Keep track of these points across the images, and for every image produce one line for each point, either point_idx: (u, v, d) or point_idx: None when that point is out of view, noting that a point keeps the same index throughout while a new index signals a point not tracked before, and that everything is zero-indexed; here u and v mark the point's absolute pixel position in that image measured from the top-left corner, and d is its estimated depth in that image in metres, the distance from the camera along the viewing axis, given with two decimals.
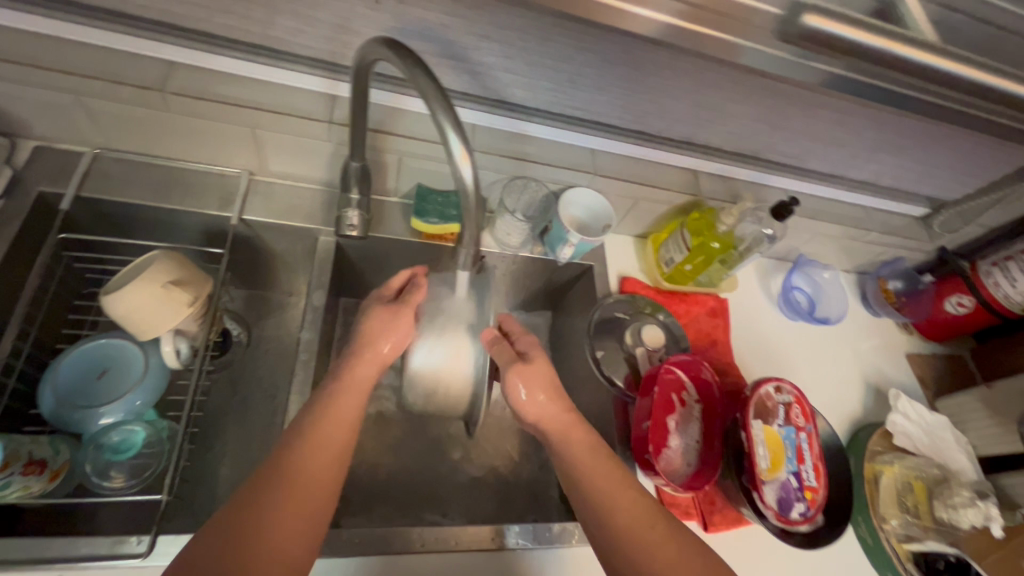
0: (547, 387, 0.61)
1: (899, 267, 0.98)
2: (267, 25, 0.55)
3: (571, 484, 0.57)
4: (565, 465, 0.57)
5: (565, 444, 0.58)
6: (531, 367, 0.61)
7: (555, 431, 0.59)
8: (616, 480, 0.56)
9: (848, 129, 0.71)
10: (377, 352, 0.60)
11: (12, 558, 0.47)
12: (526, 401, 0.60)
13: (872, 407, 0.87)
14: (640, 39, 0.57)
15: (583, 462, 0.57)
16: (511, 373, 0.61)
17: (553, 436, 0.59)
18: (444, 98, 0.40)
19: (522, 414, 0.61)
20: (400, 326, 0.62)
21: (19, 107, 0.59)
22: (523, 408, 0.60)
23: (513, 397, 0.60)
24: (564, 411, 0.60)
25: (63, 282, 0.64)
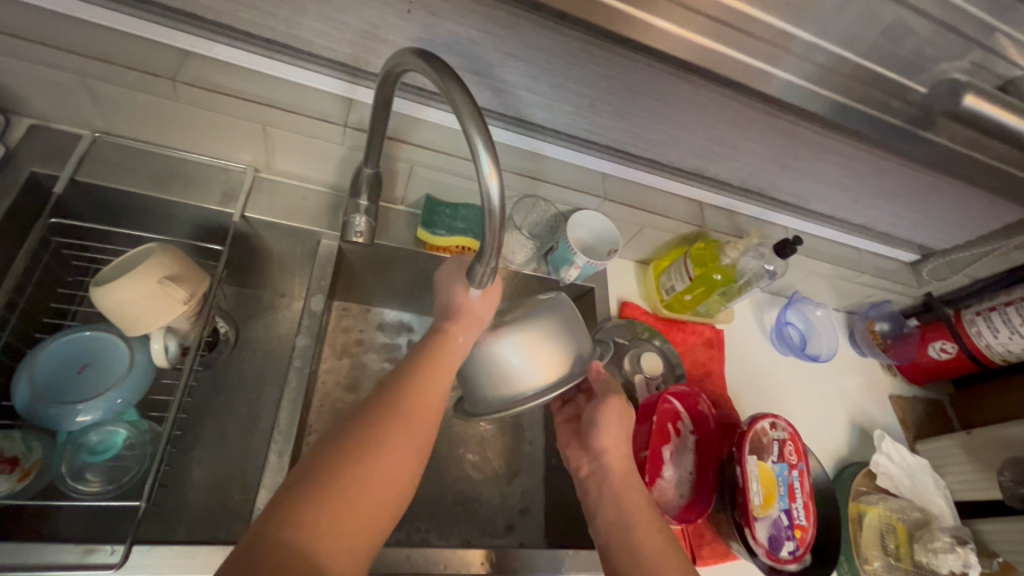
0: (624, 431, 0.61)
1: (884, 309, 1.00)
2: (291, 24, 0.54)
3: (611, 525, 0.57)
4: (616, 508, 0.58)
5: (618, 486, 0.59)
6: (623, 414, 0.61)
7: (617, 474, 0.59)
8: (661, 528, 0.56)
9: (852, 175, 0.73)
10: (469, 316, 0.54)
11: None
12: (606, 433, 0.60)
13: (857, 447, 0.88)
14: (666, 71, 0.57)
15: (629, 505, 0.57)
16: (612, 404, 0.61)
17: (610, 475, 0.60)
18: (479, 116, 0.40)
19: (592, 442, 0.61)
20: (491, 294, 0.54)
21: (19, 83, 0.57)
22: (595, 436, 0.61)
23: (595, 425, 0.61)
24: (628, 458, 0.61)
25: (48, 269, 0.61)
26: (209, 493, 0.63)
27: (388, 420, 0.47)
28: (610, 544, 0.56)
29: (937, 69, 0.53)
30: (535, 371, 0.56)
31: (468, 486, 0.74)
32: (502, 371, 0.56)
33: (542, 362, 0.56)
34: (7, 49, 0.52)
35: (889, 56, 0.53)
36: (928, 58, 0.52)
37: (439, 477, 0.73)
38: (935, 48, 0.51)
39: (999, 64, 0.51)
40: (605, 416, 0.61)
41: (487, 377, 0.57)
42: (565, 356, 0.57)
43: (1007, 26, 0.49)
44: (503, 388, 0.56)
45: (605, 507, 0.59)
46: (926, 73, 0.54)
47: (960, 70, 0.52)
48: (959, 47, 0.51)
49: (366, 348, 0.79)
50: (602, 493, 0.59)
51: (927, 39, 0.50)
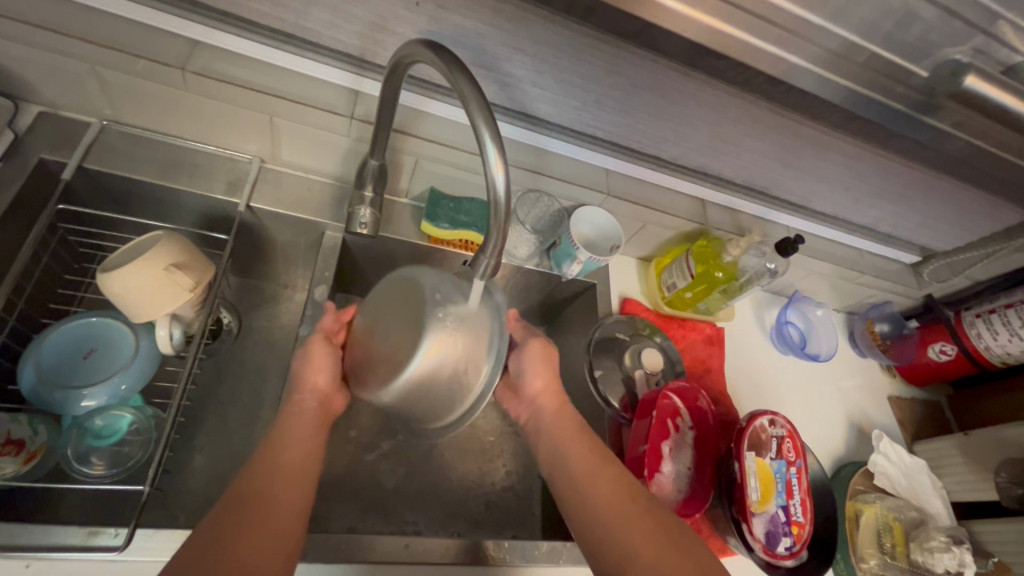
0: (548, 367, 0.63)
1: (886, 310, 1.00)
2: (301, 15, 0.54)
3: (551, 457, 0.60)
4: (550, 438, 0.61)
5: (557, 422, 0.62)
6: (542, 357, 0.64)
7: (547, 409, 0.63)
8: (595, 449, 0.59)
9: (857, 174, 0.74)
10: (313, 387, 0.57)
11: None
12: (534, 376, 0.63)
13: (854, 447, 0.88)
14: (672, 68, 0.57)
15: (564, 435, 0.60)
16: (533, 349, 0.63)
17: (545, 414, 0.63)
18: (487, 109, 0.40)
19: (524, 387, 0.64)
20: (335, 361, 0.59)
21: (28, 70, 0.57)
22: (525, 382, 0.64)
23: (522, 372, 0.64)
24: (561, 395, 0.64)
25: (55, 255, 0.61)
26: (209, 481, 0.63)
27: (274, 466, 0.49)
28: (553, 476, 0.59)
29: (941, 54, 0.52)
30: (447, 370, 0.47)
31: (466, 479, 0.75)
32: (426, 389, 0.48)
33: (464, 351, 0.48)
34: (16, 36, 0.52)
35: (894, 42, 0.53)
36: (933, 43, 0.52)
37: (436, 470, 0.74)
38: (938, 32, 0.51)
39: (1000, 49, 0.50)
40: (529, 360, 0.63)
41: (417, 403, 0.49)
42: (474, 329, 0.48)
43: (1010, 13, 0.48)
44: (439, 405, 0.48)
45: (543, 443, 0.61)
46: (932, 57, 0.53)
47: (962, 54, 0.51)
48: (964, 33, 0.50)
49: None
50: (542, 433, 0.62)
51: (932, 25, 0.50)
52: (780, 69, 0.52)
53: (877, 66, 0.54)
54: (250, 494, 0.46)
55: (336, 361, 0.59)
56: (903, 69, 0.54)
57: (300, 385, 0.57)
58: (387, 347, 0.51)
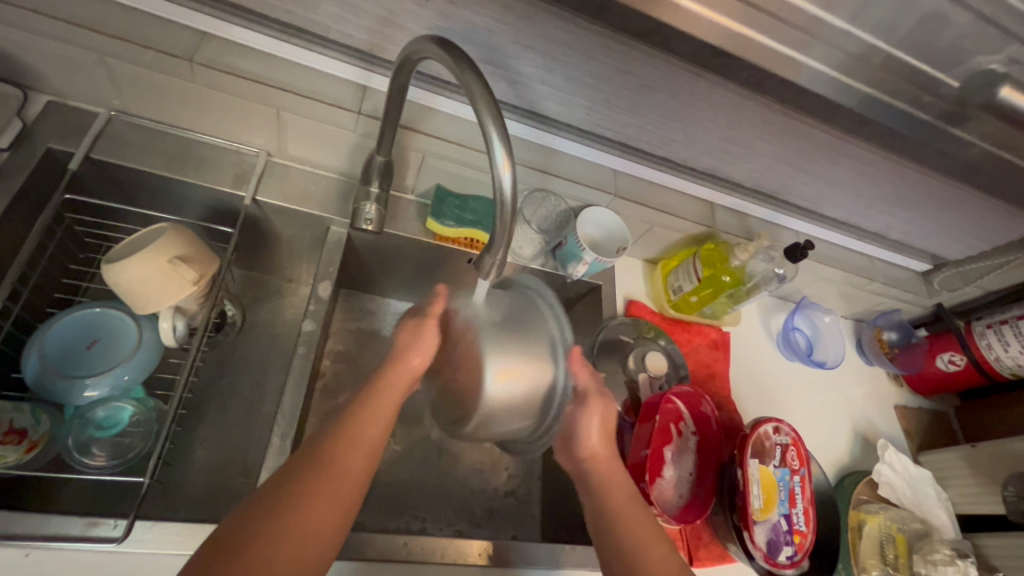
0: (605, 429, 0.61)
1: (895, 318, 0.99)
2: (310, 8, 0.54)
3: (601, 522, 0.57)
4: (601, 503, 0.59)
5: (607, 485, 0.59)
6: (598, 413, 0.61)
7: (598, 471, 0.60)
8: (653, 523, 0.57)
9: (868, 180, 0.73)
10: (407, 366, 0.56)
11: None
12: (589, 437, 0.60)
13: (859, 456, 0.87)
14: (683, 69, 0.56)
15: (620, 501, 0.58)
16: (594, 407, 0.60)
17: (596, 476, 0.60)
18: (494, 105, 0.40)
19: (577, 447, 0.61)
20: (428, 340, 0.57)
21: (37, 59, 0.57)
22: (581, 442, 0.61)
23: (578, 430, 0.61)
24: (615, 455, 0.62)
25: (60, 244, 0.61)
26: (209, 474, 0.64)
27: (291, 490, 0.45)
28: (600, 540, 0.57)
29: (974, 61, 0.51)
30: (521, 390, 0.50)
31: (465, 479, 0.74)
32: (496, 420, 0.51)
33: (534, 373, 0.50)
34: (27, 24, 0.52)
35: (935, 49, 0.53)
36: (965, 50, 0.51)
37: (438, 470, 0.74)
38: (972, 39, 0.50)
39: None
40: (587, 417, 0.61)
41: (501, 420, 0.51)
42: (539, 354, 0.51)
43: None
44: (518, 417, 0.52)
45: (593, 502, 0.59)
46: (962, 66, 0.52)
47: (997, 63, 0.51)
48: (997, 41, 0.49)
49: (369, 337, 0.79)
50: (591, 490, 0.60)
51: (965, 31, 0.49)
52: (792, 72, 0.52)
53: (899, 72, 0.53)
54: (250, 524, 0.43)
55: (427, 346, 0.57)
56: (932, 77, 0.53)
57: (396, 363, 0.56)
58: (457, 377, 0.53)
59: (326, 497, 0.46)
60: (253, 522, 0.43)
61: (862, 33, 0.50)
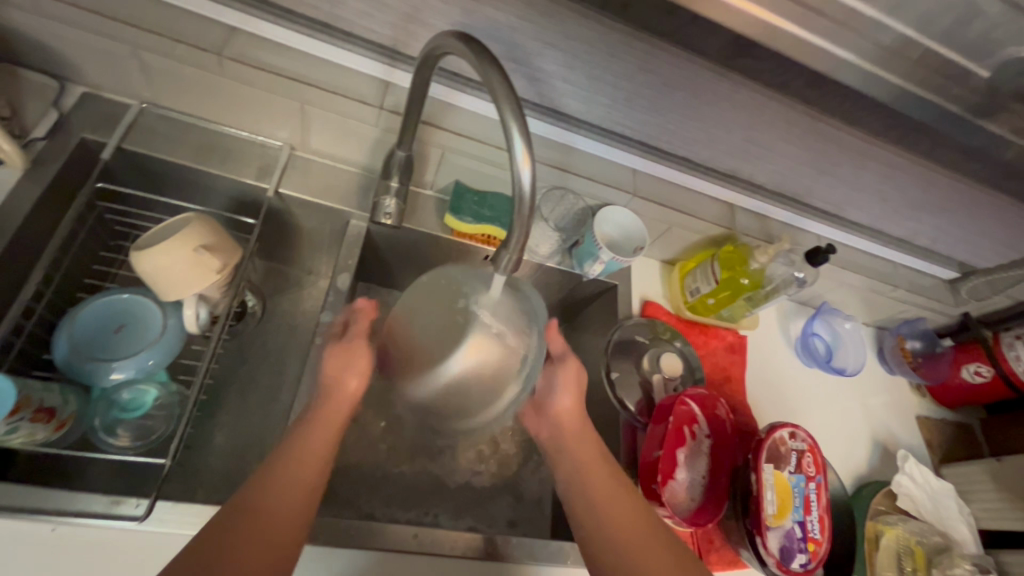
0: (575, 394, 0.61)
1: (918, 326, 0.97)
2: (335, 4, 0.55)
3: (575, 485, 0.58)
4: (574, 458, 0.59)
5: (577, 443, 0.60)
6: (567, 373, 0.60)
7: (566, 429, 0.60)
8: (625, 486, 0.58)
9: (891, 181, 0.72)
10: (344, 391, 0.55)
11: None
12: (562, 397, 0.60)
13: (878, 466, 0.85)
14: (707, 68, 0.57)
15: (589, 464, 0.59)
16: (568, 369, 0.60)
17: (564, 434, 0.60)
18: (515, 102, 0.40)
19: (546, 407, 0.61)
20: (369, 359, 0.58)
21: (74, 51, 0.59)
22: (553, 401, 0.60)
23: (550, 389, 0.61)
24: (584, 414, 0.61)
25: (92, 231, 0.63)
26: (227, 458, 0.65)
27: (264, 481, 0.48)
28: (575, 503, 0.57)
29: (1004, 53, 0.52)
30: (482, 364, 0.50)
31: (477, 473, 0.75)
32: (450, 393, 0.51)
33: (499, 346, 0.50)
34: (66, 18, 0.54)
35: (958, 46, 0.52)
36: (994, 41, 0.51)
37: (450, 464, 0.74)
38: (1002, 30, 0.50)
39: None
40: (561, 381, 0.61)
41: (454, 395, 0.51)
42: (510, 327, 0.51)
43: None
44: (473, 395, 0.50)
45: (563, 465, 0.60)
46: (995, 57, 0.53)
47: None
48: None
49: None
50: (561, 454, 0.60)
51: (995, 22, 0.50)
52: None
53: (930, 63, 0.54)
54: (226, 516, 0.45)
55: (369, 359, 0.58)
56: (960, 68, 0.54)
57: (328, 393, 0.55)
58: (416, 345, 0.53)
59: (299, 488, 0.49)
60: (236, 516, 0.45)
61: (898, 26, 0.51)
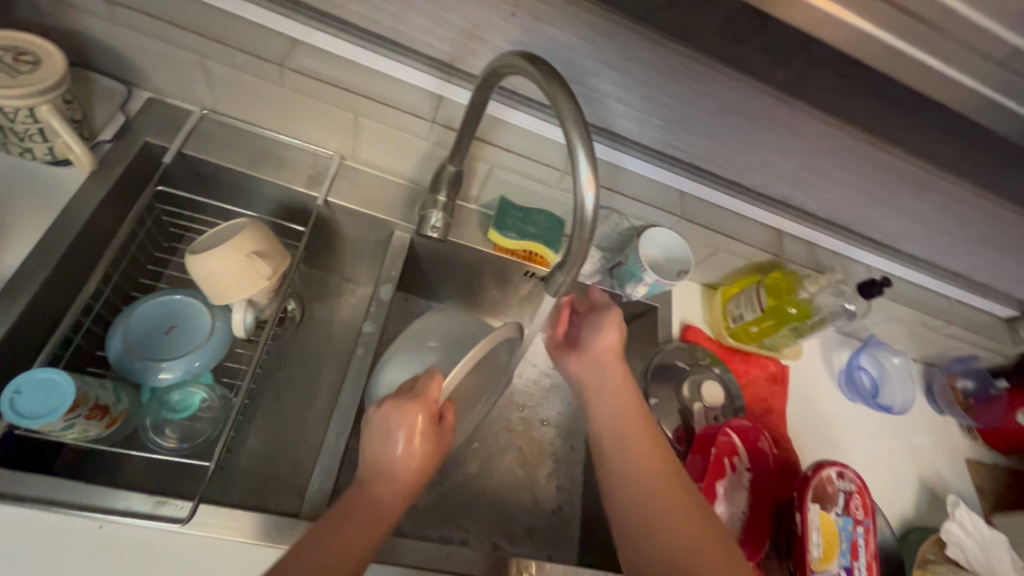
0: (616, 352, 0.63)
1: (971, 365, 0.93)
2: (397, 19, 0.55)
3: (615, 432, 0.58)
4: (613, 403, 0.60)
5: (620, 388, 0.61)
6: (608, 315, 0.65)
7: (610, 370, 0.62)
8: (657, 437, 0.58)
9: (950, 213, 0.70)
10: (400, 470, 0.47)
11: (41, 495, 0.47)
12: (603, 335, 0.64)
13: (925, 510, 0.81)
14: (767, 93, 0.56)
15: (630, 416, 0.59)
16: (612, 313, 0.65)
17: (609, 374, 0.62)
18: (583, 123, 0.40)
19: (589, 347, 0.64)
20: (439, 443, 0.49)
21: (144, 58, 0.61)
22: (595, 341, 0.64)
23: (593, 331, 0.64)
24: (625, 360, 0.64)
25: (149, 232, 0.65)
26: (262, 462, 0.65)
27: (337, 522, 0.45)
28: (609, 442, 0.58)
29: None
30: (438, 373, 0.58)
31: (508, 493, 0.74)
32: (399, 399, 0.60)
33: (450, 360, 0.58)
34: (141, 27, 0.56)
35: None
36: None
37: (480, 481, 0.73)
38: None
39: None
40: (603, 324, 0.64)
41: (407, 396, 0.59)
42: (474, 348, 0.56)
43: None
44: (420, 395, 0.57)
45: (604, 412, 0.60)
46: None
47: None
48: None
49: None
50: (603, 396, 0.61)
51: None
52: None
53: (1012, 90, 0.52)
54: (296, 551, 0.44)
55: (433, 450, 0.48)
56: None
57: (380, 475, 0.47)
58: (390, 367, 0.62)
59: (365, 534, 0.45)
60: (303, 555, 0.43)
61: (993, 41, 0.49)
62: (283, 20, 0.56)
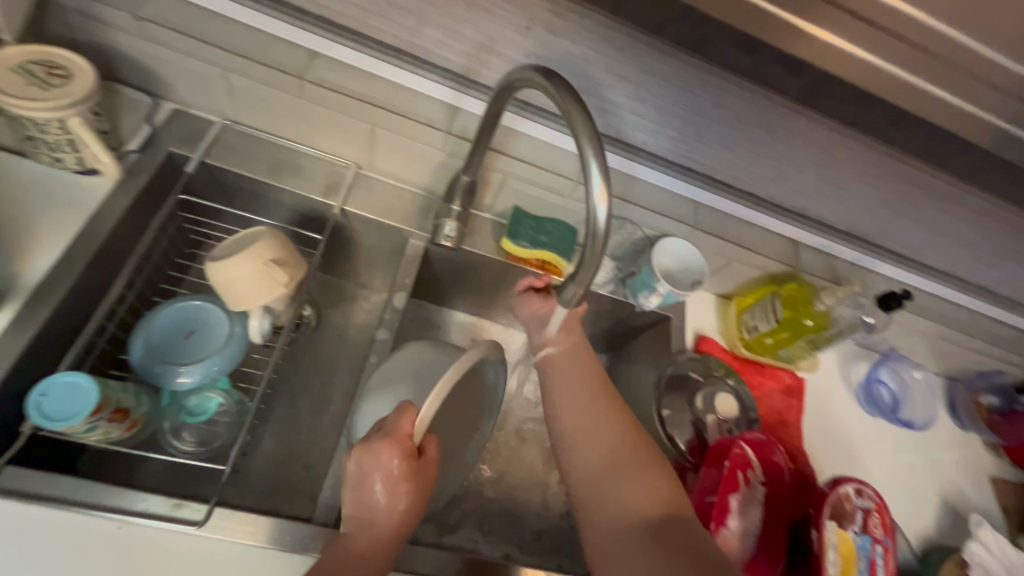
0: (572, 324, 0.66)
1: (995, 380, 0.90)
2: (415, 33, 0.56)
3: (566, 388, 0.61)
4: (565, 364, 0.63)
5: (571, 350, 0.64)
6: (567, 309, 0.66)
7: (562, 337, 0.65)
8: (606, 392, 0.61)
9: (971, 224, 0.69)
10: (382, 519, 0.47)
11: (62, 496, 0.48)
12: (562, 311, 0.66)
13: (948, 529, 0.79)
14: (782, 105, 0.56)
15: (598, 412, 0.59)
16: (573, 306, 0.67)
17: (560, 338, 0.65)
18: (596, 137, 0.40)
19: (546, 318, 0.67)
20: (421, 481, 0.48)
21: (170, 71, 0.63)
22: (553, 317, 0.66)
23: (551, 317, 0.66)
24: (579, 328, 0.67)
25: (171, 239, 0.67)
26: (276, 467, 0.66)
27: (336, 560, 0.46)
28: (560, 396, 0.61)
29: None
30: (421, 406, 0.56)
31: (518, 502, 0.73)
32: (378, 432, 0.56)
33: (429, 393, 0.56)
34: (168, 42, 0.58)
35: None
36: None
37: (491, 490, 0.73)
38: None
39: None
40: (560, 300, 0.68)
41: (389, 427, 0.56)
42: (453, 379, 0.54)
43: None
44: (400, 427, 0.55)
45: (571, 404, 0.60)
46: None
47: None
48: None
49: None
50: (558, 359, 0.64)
51: None
52: None
53: None
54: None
55: (420, 486, 0.48)
56: None
57: (362, 523, 0.47)
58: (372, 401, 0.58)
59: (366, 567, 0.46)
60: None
61: None
62: (307, 35, 0.57)
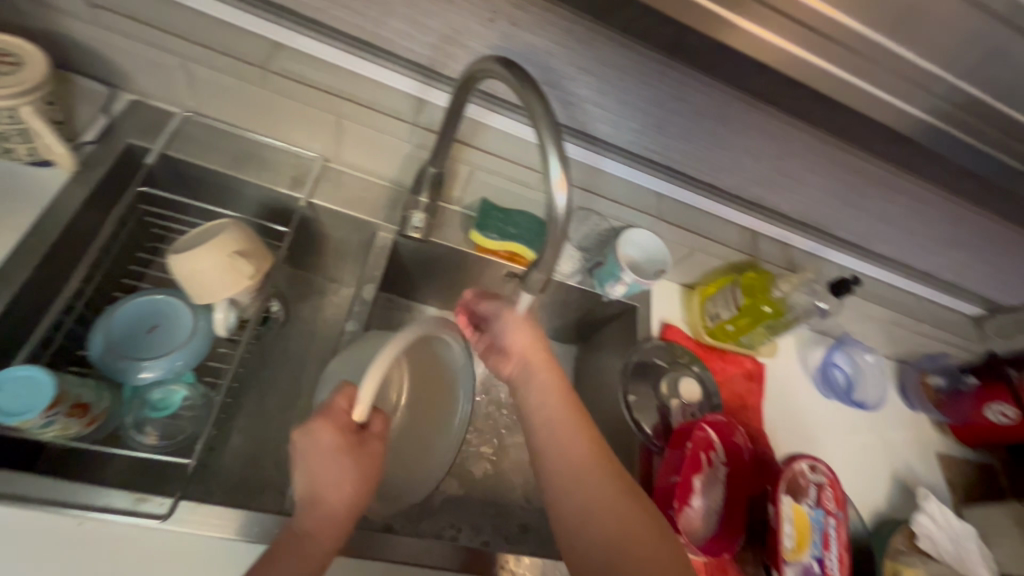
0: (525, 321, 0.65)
1: (941, 361, 0.97)
2: (379, 24, 0.57)
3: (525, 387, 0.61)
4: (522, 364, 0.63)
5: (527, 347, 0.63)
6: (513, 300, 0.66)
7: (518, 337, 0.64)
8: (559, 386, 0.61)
9: (915, 214, 0.73)
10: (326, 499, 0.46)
11: (19, 493, 0.46)
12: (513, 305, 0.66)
13: (899, 504, 0.83)
14: (737, 98, 0.58)
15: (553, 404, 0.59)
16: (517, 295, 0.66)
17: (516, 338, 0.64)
18: (555, 126, 0.42)
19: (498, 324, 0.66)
20: (366, 458, 0.49)
21: (127, 61, 0.61)
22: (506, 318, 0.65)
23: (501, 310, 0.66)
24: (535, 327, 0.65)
25: (130, 232, 0.65)
26: (245, 461, 0.66)
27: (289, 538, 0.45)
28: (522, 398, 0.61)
29: None
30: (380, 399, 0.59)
31: (491, 492, 0.74)
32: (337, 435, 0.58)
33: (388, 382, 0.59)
34: (126, 30, 0.57)
35: None
36: None
37: (463, 480, 0.74)
38: None
39: None
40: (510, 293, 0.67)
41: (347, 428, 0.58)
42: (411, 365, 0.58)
43: None
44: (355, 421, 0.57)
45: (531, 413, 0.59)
46: None
47: None
48: None
49: None
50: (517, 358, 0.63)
51: None
52: None
53: None
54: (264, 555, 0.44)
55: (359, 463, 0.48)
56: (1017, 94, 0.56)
57: (311, 507, 0.46)
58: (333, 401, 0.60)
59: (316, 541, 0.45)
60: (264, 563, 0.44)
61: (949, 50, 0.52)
62: (263, 24, 0.59)
